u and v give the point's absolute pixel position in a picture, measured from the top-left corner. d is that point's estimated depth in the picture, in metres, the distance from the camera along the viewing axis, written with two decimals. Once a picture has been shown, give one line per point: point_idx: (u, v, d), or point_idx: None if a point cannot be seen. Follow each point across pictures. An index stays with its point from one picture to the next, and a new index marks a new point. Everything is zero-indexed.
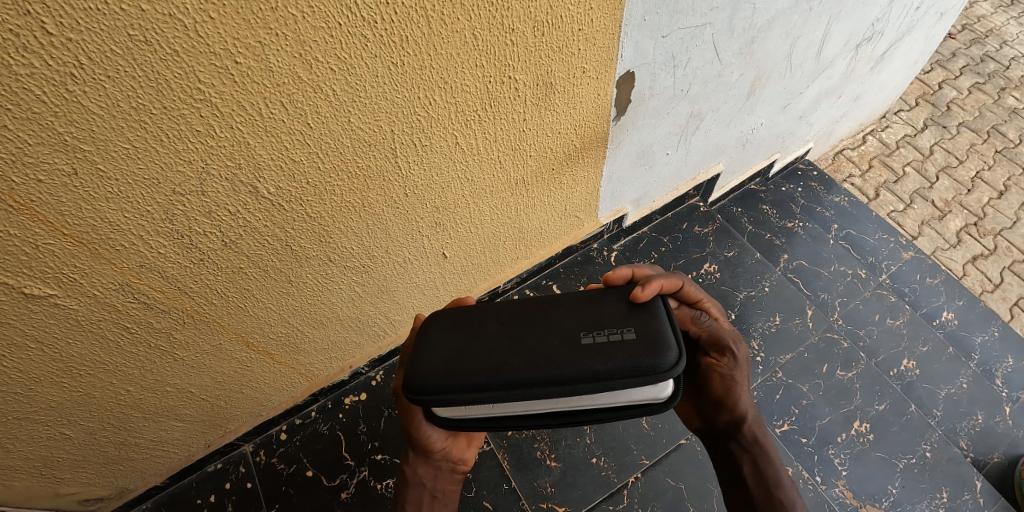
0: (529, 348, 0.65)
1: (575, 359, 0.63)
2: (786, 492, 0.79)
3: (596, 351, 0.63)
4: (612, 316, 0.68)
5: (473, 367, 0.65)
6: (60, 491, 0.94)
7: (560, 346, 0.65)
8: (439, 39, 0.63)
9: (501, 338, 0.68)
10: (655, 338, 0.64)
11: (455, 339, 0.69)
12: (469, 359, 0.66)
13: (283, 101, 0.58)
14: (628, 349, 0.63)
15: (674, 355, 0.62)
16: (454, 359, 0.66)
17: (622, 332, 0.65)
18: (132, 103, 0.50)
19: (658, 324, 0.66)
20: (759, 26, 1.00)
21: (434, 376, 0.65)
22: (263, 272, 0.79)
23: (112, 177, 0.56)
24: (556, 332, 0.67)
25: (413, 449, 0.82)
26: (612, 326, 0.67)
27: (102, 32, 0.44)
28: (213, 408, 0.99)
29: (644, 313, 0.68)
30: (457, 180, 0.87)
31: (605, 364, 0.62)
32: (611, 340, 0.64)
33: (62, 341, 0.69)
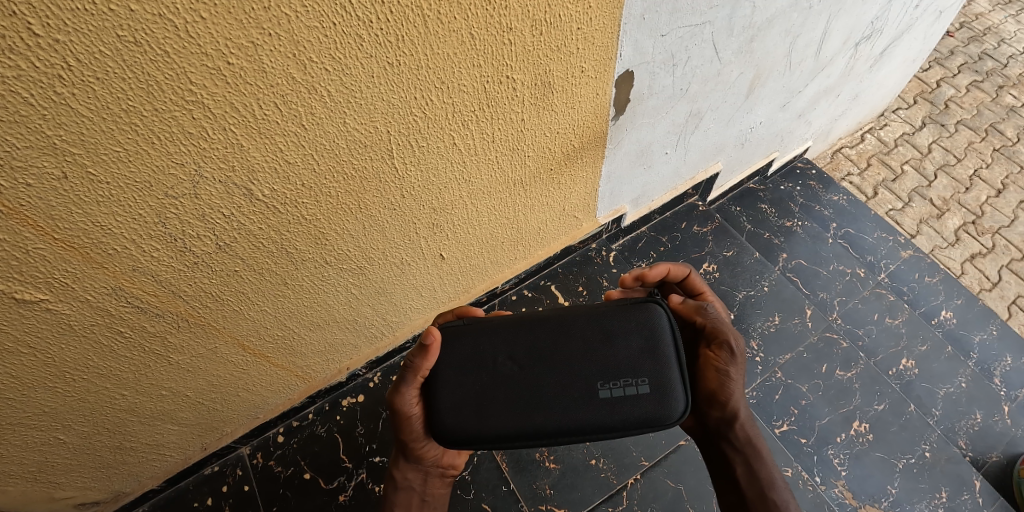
0: (549, 399, 0.71)
1: (594, 417, 0.69)
2: (778, 493, 0.80)
3: (612, 407, 0.69)
4: (626, 362, 0.71)
5: (498, 420, 0.71)
6: (55, 496, 0.93)
7: (578, 399, 0.70)
8: (436, 39, 0.62)
9: (520, 384, 0.72)
10: (666, 390, 0.70)
11: (476, 387, 0.73)
12: (493, 409, 0.71)
13: (277, 102, 0.57)
14: (642, 405, 0.69)
15: (682, 408, 0.69)
16: (481, 412, 0.71)
17: (636, 385, 0.70)
18: (122, 106, 0.49)
19: (670, 375, 0.70)
20: (758, 25, 0.99)
21: (464, 430, 0.71)
22: (259, 275, 0.78)
23: (103, 181, 0.55)
24: (573, 380, 0.71)
25: (404, 455, 0.83)
26: (626, 375, 0.71)
27: (89, 33, 0.43)
28: (209, 411, 0.98)
29: (657, 362, 0.71)
30: (453, 181, 0.86)
31: (621, 421, 0.69)
32: (626, 394, 0.70)
33: (55, 346, 0.68)
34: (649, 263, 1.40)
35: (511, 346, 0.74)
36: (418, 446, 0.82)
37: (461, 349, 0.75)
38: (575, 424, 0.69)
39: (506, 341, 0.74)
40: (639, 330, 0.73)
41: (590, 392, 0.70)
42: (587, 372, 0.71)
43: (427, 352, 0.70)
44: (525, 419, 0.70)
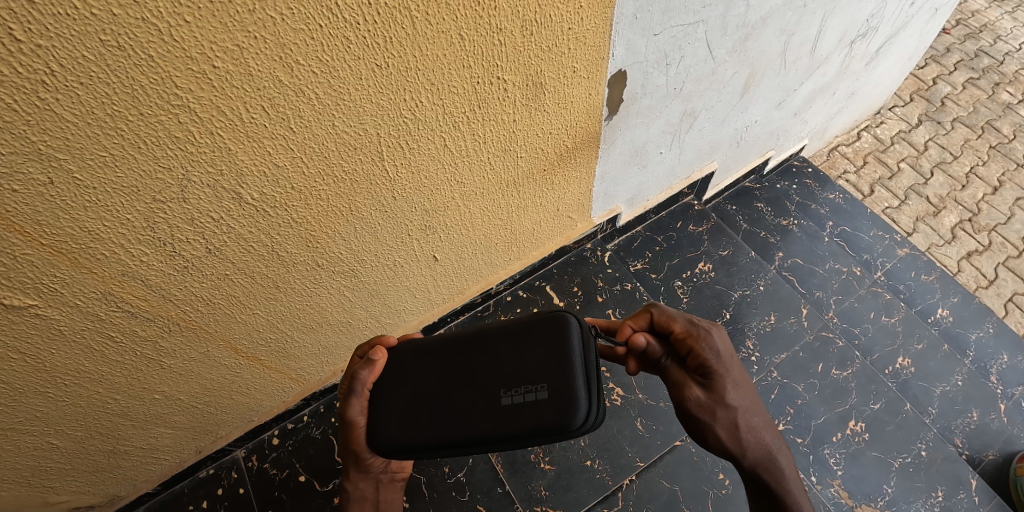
0: (462, 407, 0.71)
1: (496, 425, 0.68)
2: None
3: (513, 413, 0.68)
4: (531, 368, 0.70)
5: (418, 429, 0.72)
6: (50, 501, 0.92)
7: (486, 406, 0.70)
8: (425, 40, 0.61)
9: (442, 395, 0.73)
10: (566, 396, 0.67)
11: (406, 396, 0.74)
12: (412, 422, 0.72)
13: (264, 105, 0.57)
14: (539, 411, 0.67)
15: (579, 416, 0.66)
16: (400, 425, 0.72)
17: (537, 391, 0.68)
18: (107, 110, 0.49)
19: (571, 381, 0.68)
20: (752, 23, 0.99)
21: (387, 443, 0.72)
22: (250, 279, 0.78)
23: (89, 186, 0.54)
24: (485, 388, 0.71)
25: (353, 465, 0.82)
26: (530, 381, 0.69)
27: (73, 38, 0.42)
28: (202, 414, 0.98)
29: (561, 367, 0.69)
30: (446, 183, 0.86)
31: (524, 429, 0.67)
32: (526, 401, 0.68)
33: (45, 352, 0.68)
34: (644, 262, 1.39)
35: (435, 363, 0.76)
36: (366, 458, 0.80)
37: (399, 362, 0.77)
38: (480, 433, 0.68)
39: (437, 353, 0.76)
40: (545, 334, 0.71)
41: (497, 399, 0.70)
42: (497, 380, 0.71)
43: (373, 366, 0.75)
44: (439, 427, 0.71)
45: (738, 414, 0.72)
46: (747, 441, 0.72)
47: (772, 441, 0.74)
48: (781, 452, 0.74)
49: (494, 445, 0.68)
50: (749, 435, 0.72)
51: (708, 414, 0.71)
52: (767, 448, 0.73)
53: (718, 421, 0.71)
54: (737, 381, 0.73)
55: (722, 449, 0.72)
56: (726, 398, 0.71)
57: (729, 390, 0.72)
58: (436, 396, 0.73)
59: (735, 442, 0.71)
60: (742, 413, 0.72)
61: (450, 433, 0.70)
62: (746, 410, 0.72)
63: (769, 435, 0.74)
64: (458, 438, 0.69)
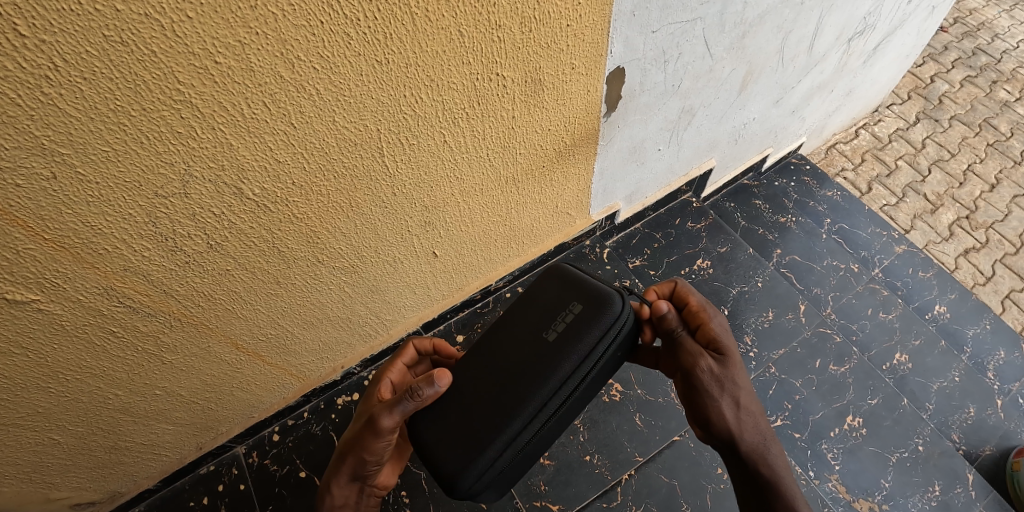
0: (522, 375, 0.76)
1: (561, 354, 0.76)
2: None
3: (567, 337, 0.77)
4: (553, 305, 0.81)
5: (494, 424, 0.73)
6: (51, 496, 0.93)
7: (542, 353, 0.77)
8: (425, 36, 0.62)
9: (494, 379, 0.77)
10: (593, 300, 0.79)
11: (455, 401, 0.77)
12: (478, 420, 0.74)
13: (265, 100, 0.57)
14: (584, 319, 0.78)
15: (613, 301, 0.79)
16: (470, 429, 0.74)
17: (571, 310, 0.79)
18: (110, 105, 0.49)
19: (591, 290, 0.81)
20: (750, 20, 0.99)
21: (462, 454, 0.73)
22: (251, 274, 0.78)
23: (92, 181, 0.55)
24: (529, 348, 0.78)
25: (352, 471, 0.81)
26: (559, 311, 0.80)
27: (76, 34, 0.43)
28: (203, 410, 0.98)
29: (577, 288, 0.82)
30: (445, 179, 0.86)
31: (585, 335, 0.76)
32: (568, 321, 0.78)
33: (48, 347, 0.68)
34: (643, 259, 1.40)
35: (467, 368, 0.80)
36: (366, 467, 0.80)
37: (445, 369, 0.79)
38: (553, 373, 0.74)
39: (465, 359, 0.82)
40: (547, 281, 0.85)
41: (545, 339, 0.78)
42: (532, 331, 0.79)
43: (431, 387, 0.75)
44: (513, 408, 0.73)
45: (742, 392, 0.80)
46: (744, 420, 0.80)
47: (765, 428, 0.82)
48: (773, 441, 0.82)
49: (573, 370, 0.75)
50: (747, 415, 0.80)
51: (717, 385, 0.79)
52: (760, 431, 0.81)
53: (723, 394, 0.79)
54: (741, 362, 0.82)
55: (724, 422, 0.79)
56: (734, 374, 0.80)
57: (737, 368, 0.80)
58: (490, 387, 0.76)
59: (735, 417, 0.79)
60: (744, 393, 0.80)
61: (528, 403, 0.73)
62: (747, 391, 0.81)
63: (764, 422, 0.82)
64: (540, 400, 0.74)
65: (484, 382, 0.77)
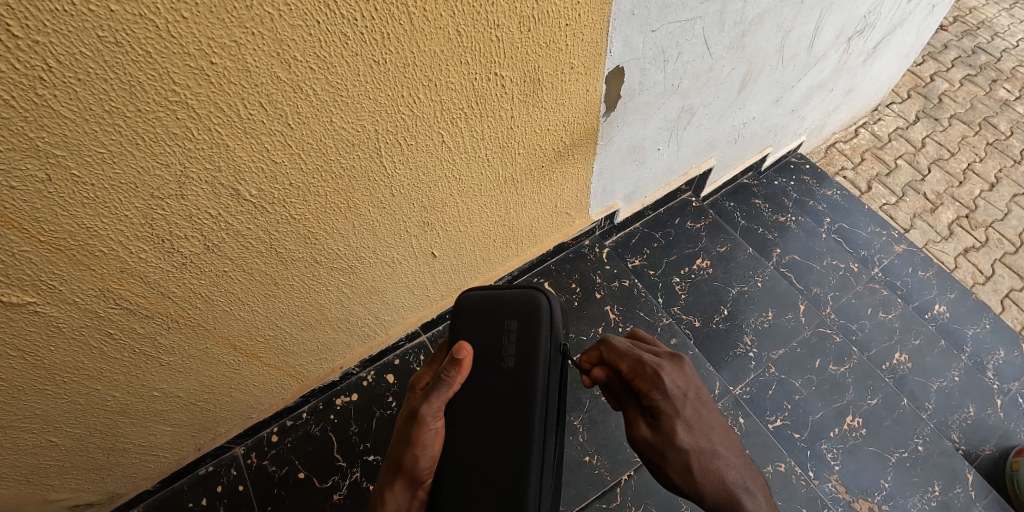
0: (508, 417, 0.74)
1: (530, 378, 0.75)
2: None
3: (526, 360, 0.76)
4: (488, 333, 0.78)
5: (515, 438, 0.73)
6: (49, 498, 0.92)
7: (512, 384, 0.75)
8: (422, 36, 0.62)
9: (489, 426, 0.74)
10: (522, 310, 0.79)
11: (466, 457, 0.73)
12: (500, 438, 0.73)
13: (262, 101, 0.57)
14: (529, 332, 0.77)
15: (538, 299, 0.79)
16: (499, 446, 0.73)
17: (511, 333, 0.78)
18: (105, 107, 0.49)
19: (513, 304, 0.79)
20: (749, 19, 0.99)
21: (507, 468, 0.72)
22: (249, 275, 0.78)
23: (88, 182, 0.54)
24: (496, 386, 0.76)
25: (403, 478, 0.73)
26: (500, 338, 0.78)
27: (70, 34, 0.42)
28: (201, 412, 0.98)
29: (501, 307, 0.80)
30: (444, 179, 0.86)
31: (538, 350, 0.77)
32: (515, 342, 0.77)
33: (44, 350, 0.68)
34: (642, 259, 1.40)
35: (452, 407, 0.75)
36: (419, 474, 0.73)
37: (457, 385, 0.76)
38: (535, 396, 0.74)
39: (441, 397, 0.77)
40: (462, 311, 0.80)
41: (506, 369, 0.76)
42: (484, 366, 0.77)
43: (460, 366, 0.74)
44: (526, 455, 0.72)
45: (689, 458, 0.73)
46: (703, 484, 0.73)
47: (735, 483, 0.74)
48: (747, 494, 0.74)
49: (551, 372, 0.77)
50: (704, 478, 0.73)
51: (656, 454, 0.75)
52: (724, 491, 0.74)
53: (667, 463, 0.74)
54: (687, 421, 0.74)
55: (679, 489, 0.75)
56: (672, 442, 0.73)
57: (675, 433, 0.73)
58: (493, 441, 0.74)
59: (688, 484, 0.74)
60: (694, 456, 0.73)
61: (533, 444, 0.73)
62: (698, 452, 0.73)
63: (729, 478, 0.74)
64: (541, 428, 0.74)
65: (480, 432, 0.74)
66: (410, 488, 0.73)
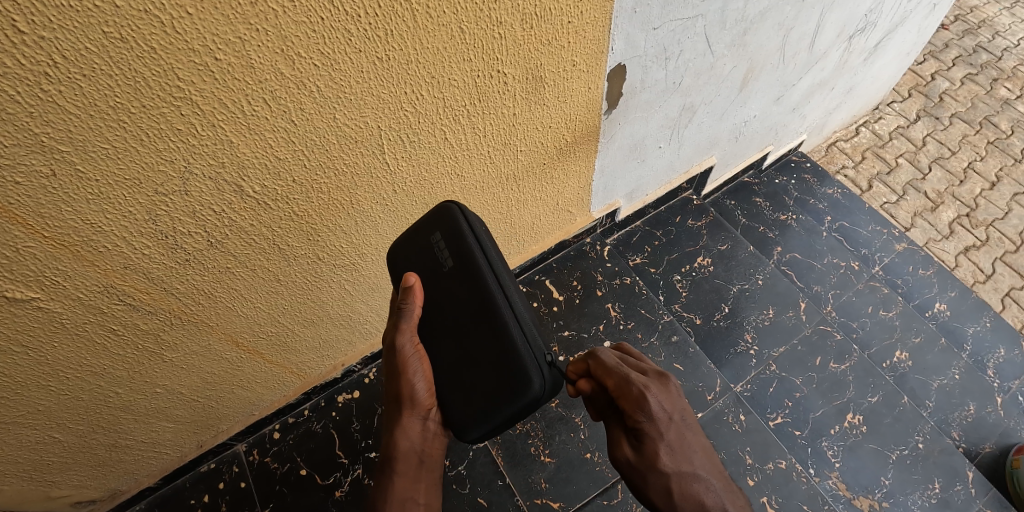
0: (465, 307, 0.75)
1: (468, 273, 0.74)
2: None
3: (460, 259, 0.75)
4: (422, 255, 0.78)
5: (485, 328, 0.74)
6: (52, 494, 0.93)
7: (459, 284, 0.75)
8: (425, 33, 0.62)
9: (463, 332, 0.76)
10: (436, 221, 0.77)
11: (452, 358, 0.77)
12: (475, 335, 0.74)
13: (265, 97, 0.57)
14: (450, 236, 0.76)
15: (445, 203, 0.77)
16: (477, 343, 0.75)
17: (439, 247, 0.77)
18: (110, 103, 0.49)
19: (429, 219, 0.78)
20: (751, 18, 0.99)
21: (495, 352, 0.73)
22: (252, 272, 0.78)
23: (92, 178, 0.54)
24: (443, 288, 0.77)
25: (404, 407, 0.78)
26: (433, 257, 0.77)
27: (76, 30, 0.43)
28: (203, 408, 0.98)
29: (421, 228, 0.79)
30: (446, 177, 0.86)
31: (460, 236, 0.75)
32: (445, 252, 0.76)
33: (48, 345, 0.68)
34: (643, 257, 1.40)
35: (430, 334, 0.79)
36: (418, 398, 0.78)
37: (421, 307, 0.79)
38: (482, 286, 0.74)
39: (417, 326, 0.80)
40: (397, 253, 0.82)
41: (450, 276, 0.76)
42: (433, 284, 0.77)
43: (412, 293, 0.76)
44: (497, 324, 0.73)
45: (672, 482, 0.68)
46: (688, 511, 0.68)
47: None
48: None
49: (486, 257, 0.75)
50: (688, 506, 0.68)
51: (639, 476, 0.70)
52: None
53: (649, 488, 0.70)
54: (671, 444, 0.69)
55: None
56: (656, 467, 0.68)
57: (659, 458, 0.68)
58: (476, 343, 0.75)
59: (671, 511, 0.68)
60: (677, 481, 0.68)
61: (497, 310, 0.73)
62: (683, 478, 0.68)
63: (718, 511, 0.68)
64: (500, 293, 0.73)
65: (460, 338, 0.76)
66: (418, 416, 0.79)
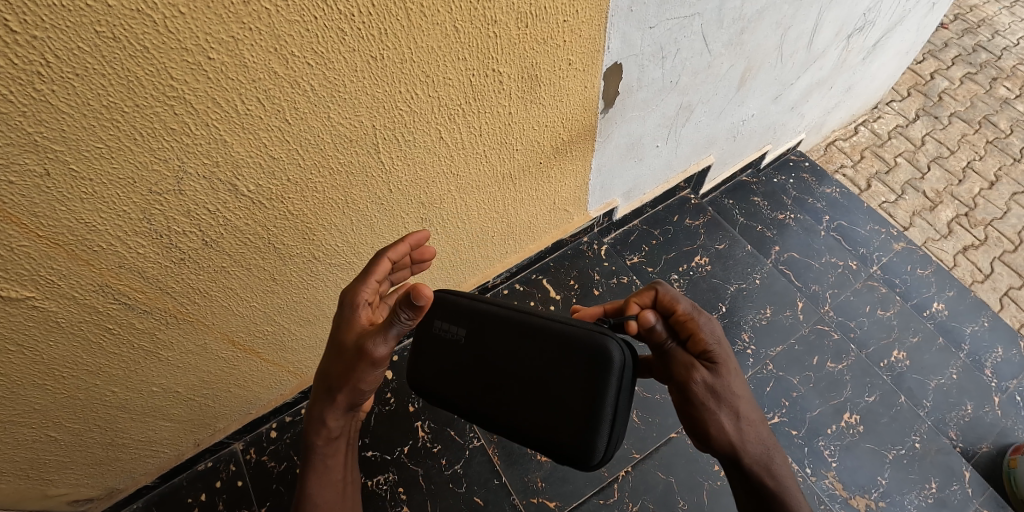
0: (497, 341, 0.75)
1: (481, 320, 0.76)
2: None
3: (468, 319, 0.77)
4: (435, 343, 0.78)
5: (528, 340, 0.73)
6: (49, 493, 0.93)
7: (482, 327, 0.76)
8: (420, 32, 0.62)
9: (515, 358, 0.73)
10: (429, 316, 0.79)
11: (522, 391, 0.73)
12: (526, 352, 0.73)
13: (259, 97, 0.57)
14: (448, 312, 0.78)
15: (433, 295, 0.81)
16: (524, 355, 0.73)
17: (444, 329, 0.78)
18: (103, 102, 0.49)
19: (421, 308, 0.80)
20: (748, 16, 0.99)
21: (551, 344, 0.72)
22: (247, 271, 0.78)
23: (86, 178, 0.54)
24: (470, 351, 0.76)
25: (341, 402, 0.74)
26: (444, 337, 0.78)
27: (68, 30, 0.43)
28: (201, 407, 0.98)
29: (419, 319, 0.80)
30: (442, 176, 0.86)
31: (455, 305, 0.78)
32: (450, 328, 0.78)
33: (43, 344, 0.68)
34: (641, 256, 1.40)
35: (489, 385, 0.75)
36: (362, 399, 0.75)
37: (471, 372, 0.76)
38: (502, 318, 0.75)
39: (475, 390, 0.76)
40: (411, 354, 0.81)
41: (468, 336, 0.76)
42: (458, 349, 0.77)
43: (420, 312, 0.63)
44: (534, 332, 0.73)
45: (740, 405, 0.71)
46: (747, 432, 0.72)
47: (766, 434, 0.74)
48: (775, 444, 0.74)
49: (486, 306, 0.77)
50: (749, 429, 0.72)
51: (711, 397, 0.71)
52: (761, 437, 0.72)
53: (720, 406, 0.71)
54: (736, 368, 0.73)
55: (724, 439, 0.71)
56: (730, 383, 0.71)
57: (732, 376, 0.72)
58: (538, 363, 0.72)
59: (737, 428, 0.71)
60: (743, 404, 0.72)
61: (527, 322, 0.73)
62: (745, 397, 0.72)
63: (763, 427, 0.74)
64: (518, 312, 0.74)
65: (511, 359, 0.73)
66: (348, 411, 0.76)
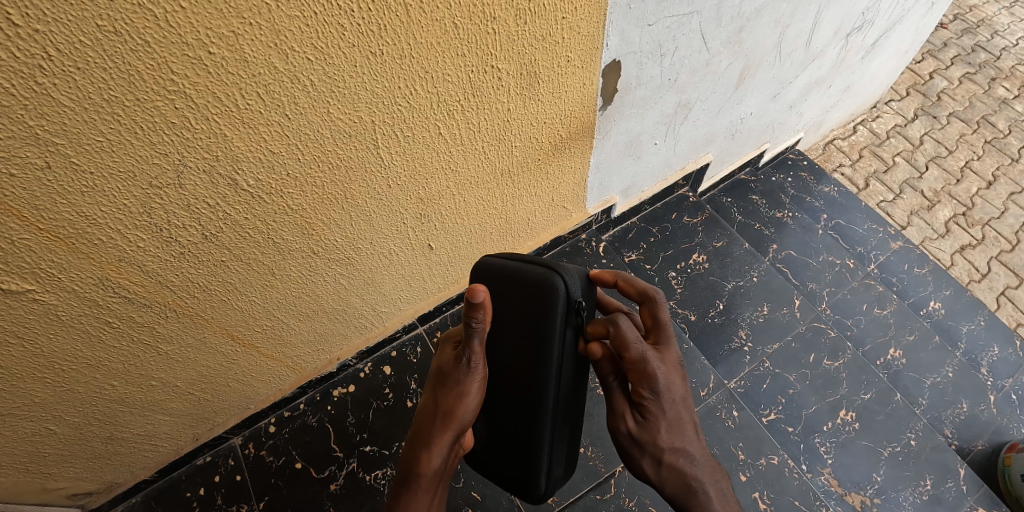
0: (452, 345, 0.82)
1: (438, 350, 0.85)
2: None
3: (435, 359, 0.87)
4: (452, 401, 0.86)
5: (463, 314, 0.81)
6: (48, 487, 0.93)
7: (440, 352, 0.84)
8: (419, 27, 0.62)
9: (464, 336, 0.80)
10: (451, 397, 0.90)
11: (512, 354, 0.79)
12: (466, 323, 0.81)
13: (259, 91, 0.57)
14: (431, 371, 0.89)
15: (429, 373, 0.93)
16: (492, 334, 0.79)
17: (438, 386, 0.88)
18: (104, 96, 0.49)
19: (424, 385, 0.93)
20: (747, 15, 0.99)
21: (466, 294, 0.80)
22: (246, 266, 0.79)
23: (87, 171, 0.55)
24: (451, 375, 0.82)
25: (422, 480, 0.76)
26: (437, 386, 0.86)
27: (70, 23, 0.43)
28: (200, 402, 0.99)
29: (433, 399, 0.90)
30: (442, 171, 0.86)
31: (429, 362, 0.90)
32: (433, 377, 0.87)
33: (44, 336, 0.68)
34: (639, 253, 1.40)
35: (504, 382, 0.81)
36: (469, 422, 0.76)
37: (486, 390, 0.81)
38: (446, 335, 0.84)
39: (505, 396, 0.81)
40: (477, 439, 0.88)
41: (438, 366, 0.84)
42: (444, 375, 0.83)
43: (483, 309, 0.67)
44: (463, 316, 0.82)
45: (663, 455, 0.73)
46: (671, 479, 0.74)
47: (702, 485, 0.74)
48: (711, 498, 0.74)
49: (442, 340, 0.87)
50: (670, 474, 0.74)
51: (635, 444, 0.74)
52: (688, 486, 0.74)
53: (643, 453, 0.74)
54: (670, 423, 0.73)
55: (645, 477, 0.76)
56: (655, 438, 0.73)
57: (659, 431, 0.72)
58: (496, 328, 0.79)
59: (657, 474, 0.74)
60: (669, 453, 0.73)
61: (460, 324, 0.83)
62: (675, 451, 0.73)
63: (698, 478, 0.74)
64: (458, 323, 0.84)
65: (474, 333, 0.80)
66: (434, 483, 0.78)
